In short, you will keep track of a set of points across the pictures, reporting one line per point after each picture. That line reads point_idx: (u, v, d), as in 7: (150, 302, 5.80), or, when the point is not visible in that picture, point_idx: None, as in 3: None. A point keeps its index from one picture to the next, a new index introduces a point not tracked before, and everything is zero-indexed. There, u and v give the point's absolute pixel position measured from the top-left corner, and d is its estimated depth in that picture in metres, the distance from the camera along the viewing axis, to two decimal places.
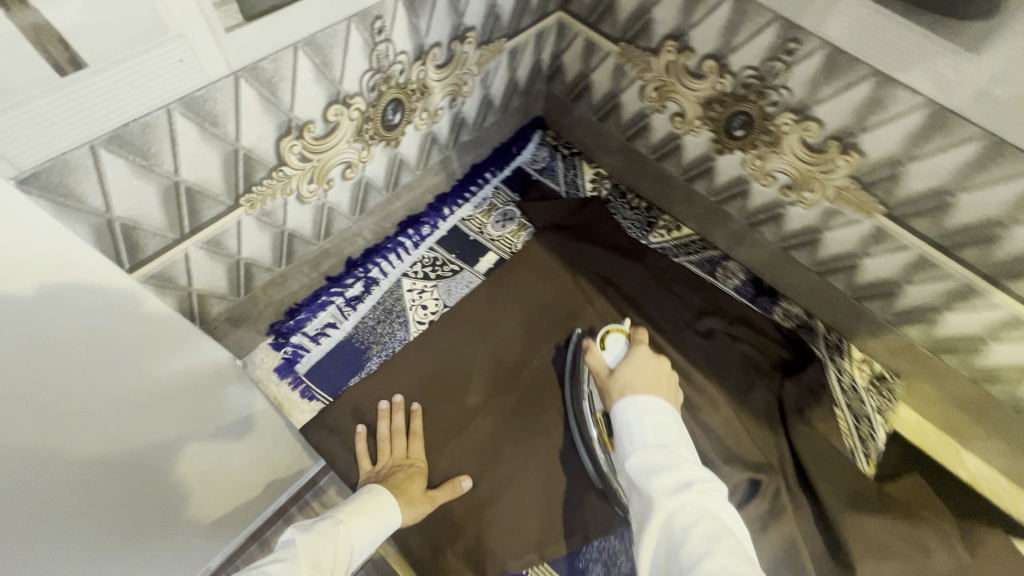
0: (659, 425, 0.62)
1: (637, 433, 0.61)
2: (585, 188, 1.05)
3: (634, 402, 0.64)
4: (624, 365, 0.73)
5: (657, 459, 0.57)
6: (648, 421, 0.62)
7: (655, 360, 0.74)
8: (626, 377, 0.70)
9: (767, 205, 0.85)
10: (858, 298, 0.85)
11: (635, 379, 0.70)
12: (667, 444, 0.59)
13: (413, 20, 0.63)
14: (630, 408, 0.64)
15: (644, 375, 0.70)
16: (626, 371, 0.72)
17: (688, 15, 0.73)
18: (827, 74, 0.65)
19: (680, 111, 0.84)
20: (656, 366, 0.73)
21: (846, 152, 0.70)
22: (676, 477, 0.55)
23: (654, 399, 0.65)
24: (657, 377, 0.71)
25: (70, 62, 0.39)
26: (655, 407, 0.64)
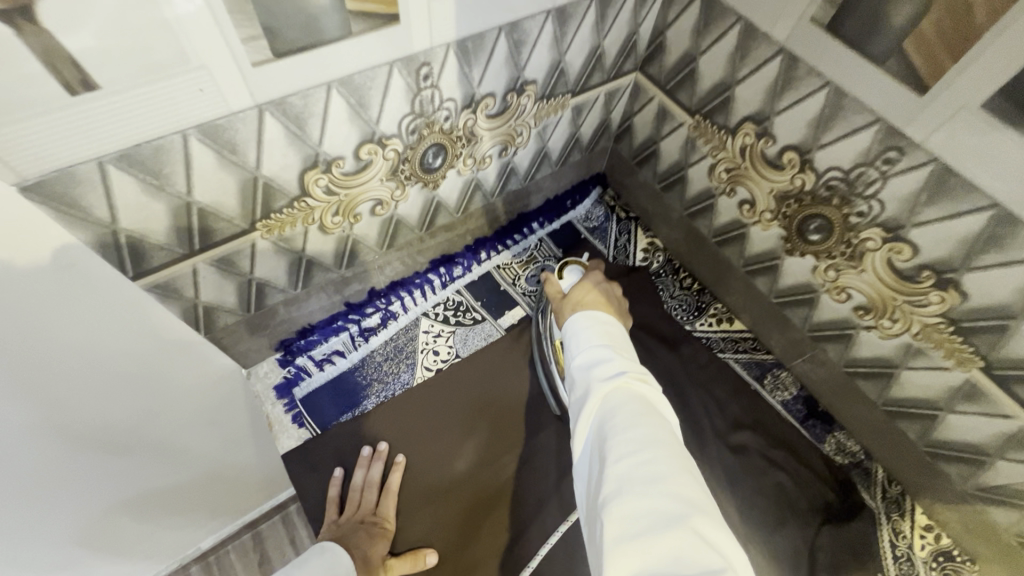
0: (606, 327, 0.58)
1: (581, 334, 0.58)
2: (635, 256, 0.98)
3: (584, 315, 0.59)
4: (576, 285, 0.67)
5: (597, 354, 0.54)
6: (597, 325, 0.57)
7: (608, 282, 0.68)
8: (579, 297, 0.64)
9: (836, 322, 0.73)
10: (933, 455, 0.70)
11: (588, 299, 0.64)
12: (610, 340, 0.56)
13: (465, 69, 0.60)
14: (581, 320, 0.59)
15: (597, 294, 0.65)
16: (578, 291, 0.66)
17: (774, 100, 0.64)
18: (930, 196, 0.54)
19: (750, 199, 0.75)
20: (609, 288, 0.67)
21: (941, 288, 0.58)
22: (611, 366, 0.52)
23: (605, 313, 0.60)
24: (610, 298, 0.65)
25: (82, 82, 0.38)
26: (604, 318, 0.58)
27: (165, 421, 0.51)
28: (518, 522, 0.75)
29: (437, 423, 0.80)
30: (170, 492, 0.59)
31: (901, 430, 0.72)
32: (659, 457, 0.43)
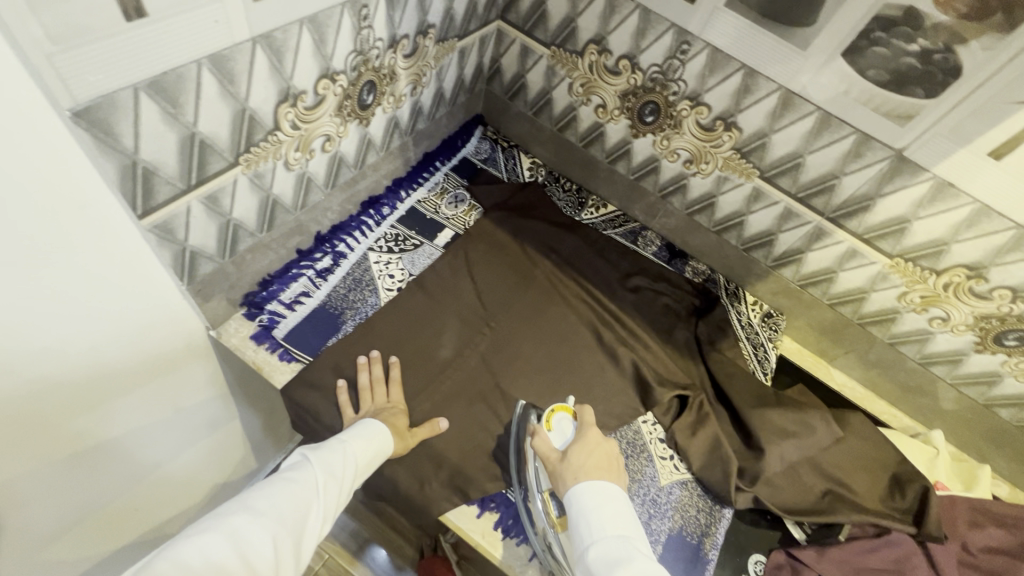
0: (612, 513, 0.70)
1: (594, 522, 0.69)
2: (524, 174, 1.21)
3: (591, 488, 0.72)
4: (576, 445, 0.79)
5: (619, 551, 0.65)
6: (609, 512, 0.70)
7: (604, 441, 0.81)
8: (579, 462, 0.77)
9: (674, 179, 1.05)
10: (747, 251, 1.07)
11: (587, 463, 0.76)
12: (625, 534, 0.68)
13: (390, 13, 0.75)
14: (590, 494, 0.72)
15: (596, 459, 0.77)
16: (578, 454, 0.78)
17: (606, 23, 0.92)
18: (711, 68, 0.86)
19: (603, 103, 1.03)
20: (605, 447, 0.79)
21: (729, 129, 0.91)
22: (635, 566, 0.62)
23: (609, 485, 0.73)
24: (607, 458, 0.78)
25: (135, 10, 0.46)
26: (610, 493, 0.73)
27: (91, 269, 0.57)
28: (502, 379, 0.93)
29: (414, 328, 0.94)
30: (88, 368, 0.63)
31: (727, 241, 1.08)
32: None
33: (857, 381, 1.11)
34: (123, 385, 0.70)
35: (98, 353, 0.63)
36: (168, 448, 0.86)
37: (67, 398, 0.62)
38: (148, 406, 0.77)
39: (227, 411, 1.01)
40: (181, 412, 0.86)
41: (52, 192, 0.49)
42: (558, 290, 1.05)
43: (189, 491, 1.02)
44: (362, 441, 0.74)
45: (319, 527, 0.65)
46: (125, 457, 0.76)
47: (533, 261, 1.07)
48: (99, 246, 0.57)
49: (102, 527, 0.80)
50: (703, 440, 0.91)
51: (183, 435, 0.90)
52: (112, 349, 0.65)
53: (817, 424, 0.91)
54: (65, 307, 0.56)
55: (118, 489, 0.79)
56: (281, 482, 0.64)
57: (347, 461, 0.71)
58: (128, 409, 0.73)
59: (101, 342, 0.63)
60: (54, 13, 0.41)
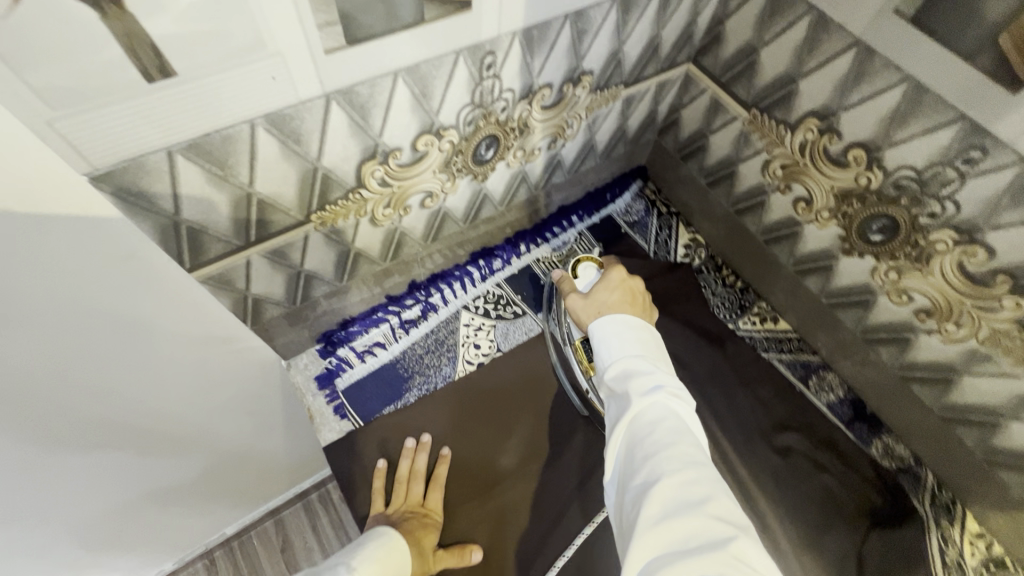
0: (635, 330, 0.56)
1: (610, 340, 0.56)
2: (676, 252, 0.96)
3: (611, 320, 0.57)
4: (598, 285, 0.62)
5: (631, 362, 0.53)
6: (632, 331, 0.56)
7: (629, 276, 0.63)
8: (603, 300, 0.60)
9: (893, 325, 0.71)
10: (991, 464, 0.69)
11: (611, 302, 0.60)
12: (650, 351, 0.55)
13: (527, 59, 0.58)
14: (610, 326, 0.57)
15: (620, 296, 0.60)
16: (599, 292, 0.61)
17: (844, 95, 0.62)
18: (1016, 199, 0.52)
19: (807, 197, 0.73)
20: (631, 284, 0.62)
21: (1018, 294, 0.56)
22: (649, 379, 0.51)
23: (634, 319, 0.57)
24: (634, 296, 0.62)
25: (159, 69, 0.37)
26: (635, 325, 0.57)
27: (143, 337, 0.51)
28: (561, 518, 0.73)
29: (481, 417, 0.79)
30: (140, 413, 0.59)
31: (957, 437, 0.71)
32: (705, 479, 0.42)
33: None
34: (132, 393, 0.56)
35: (85, 362, 0.48)
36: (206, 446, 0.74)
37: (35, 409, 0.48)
38: (170, 407, 0.63)
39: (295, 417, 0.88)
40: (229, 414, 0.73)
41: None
42: None
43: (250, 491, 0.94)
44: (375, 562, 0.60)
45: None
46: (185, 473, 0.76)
47: None
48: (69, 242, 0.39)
49: (122, 508, 0.72)
50: None
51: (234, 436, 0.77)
52: (111, 356, 0.50)
53: None
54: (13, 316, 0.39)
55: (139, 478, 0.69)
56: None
57: None
58: (142, 411, 0.59)
59: (92, 353, 0.48)
60: (48, 76, 0.33)
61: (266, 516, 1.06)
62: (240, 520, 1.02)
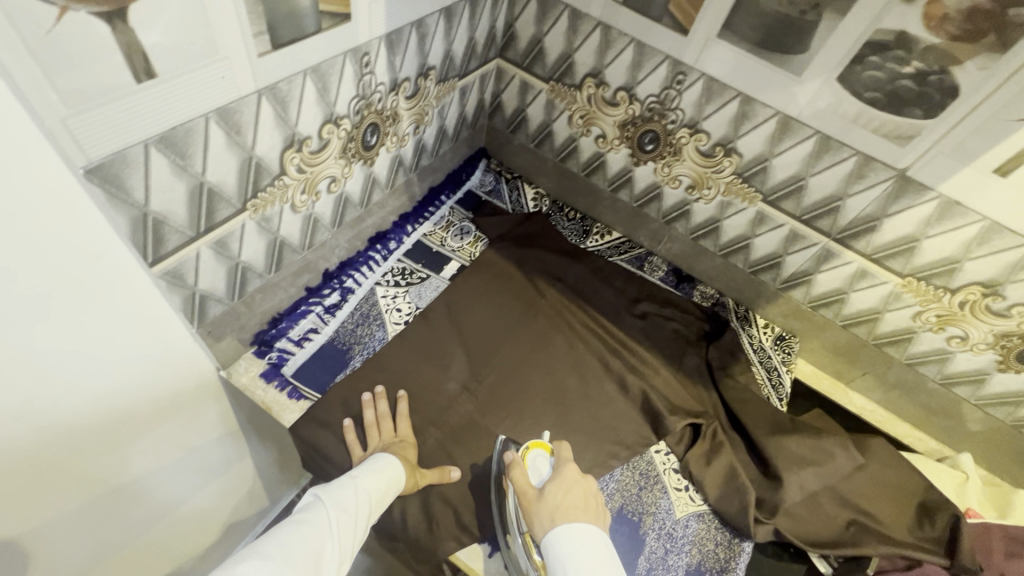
0: (591, 557, 0.66)
1: (571, 571, 0.64)
2: (528, 204, 1.22)
3: (568, 534, 0.68)
4: (552, 484, 0.74)
5: None
6: (586, 550, 0.66)
7: (582, 477, 0.76)
8: (554, 501, 0.72)
9: (677, 204, 1.06)
10: (755, 273, 1.06)
11: (564, 503, 0.72)
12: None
13: (391, 58, 0.78)
14: (568, 546, 0.66)
15: (574, 498, 0.73)
16: (555, 492, 0.73)
17: (602, 58, 0.94)
18: (707, 96, 0.87)
19: (602, 134, 1.04)
20: (584, 483, 0.76)
21: (729, 154, 0.92)
22: None
23: (585, 528, 0.69)
24: (585, 497, 0.74)
25: (146, 72, 0.48)
26: (586, 536, 0.68)
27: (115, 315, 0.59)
28: (510, 409, 0.92)
29: (422, 362, 0.94)
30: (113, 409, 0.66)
31: (734, 265, 1.08)
32: None
33: (878, 405, 1.08)
34: (108, 421, 0.65)
35: (84, 385, 0.59)
36: (156, 483, 0.81)
37: (42, 437, 0.57)
38: (134, 434, 0.71)
39: (232, 436, 0.98)
40: (181, 438, 0.82)
41: (42, 228, 0.47)
42: (565, 320, 1.05)
43: (184, 528, 0.97)
44: (372, 477, 0.73)
45: (335, 567, 0.59)
46: (145, 492, 0.79)
47: (540, 292, 1.07)
48: (83, 279, 0.53)
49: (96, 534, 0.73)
50: (719, 470, 0.88)
51: (177, 467, 0.85)
52: (94, 382, 0.61)
53: (834, 450, 0.88)
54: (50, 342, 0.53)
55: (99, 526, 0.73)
56: (294, 522, 0.59)
57: (359, 498, 0.69)
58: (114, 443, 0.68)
59: (86, 369, 0.59)
60: (68, 79, 0.43)
61: None
62: None
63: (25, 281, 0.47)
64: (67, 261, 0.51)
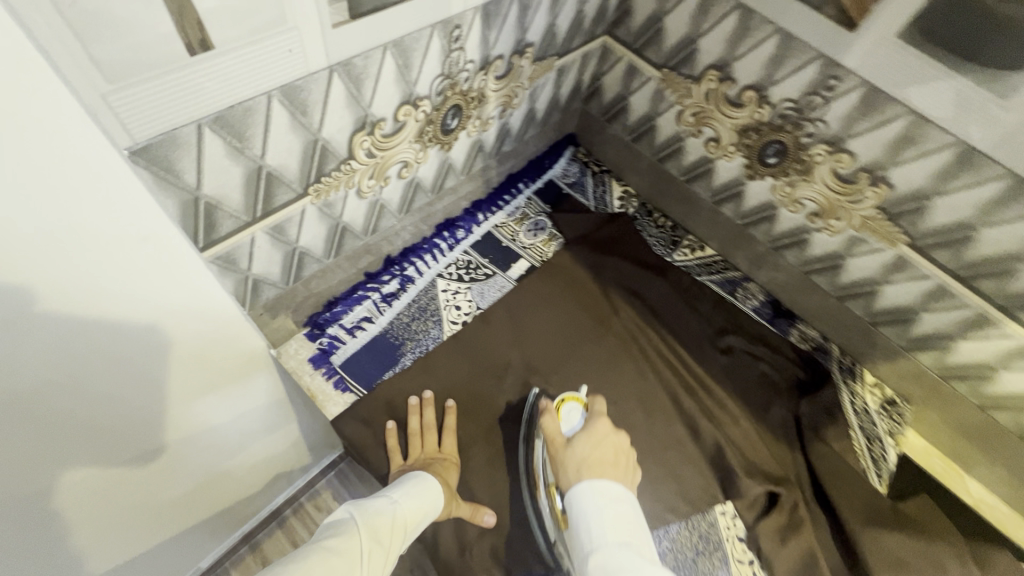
0: (618, 518, 0.63)
1: (596, 529, 0.62)
2: (613, 204, 1.09)
3: (593, 489, 0.65)
4: (582, 436, 0.72)
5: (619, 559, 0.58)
6: (613, 511, 0.63)
7: (613, 433, 0.74)
8: (582, 453, 0.70)
9: (792, 231, 0.89)
10: (875, 324, 0.89)
11: (594, 456, 0.70)
12: (630, 542, 0.61)
13: (485, 32, 0.67)
14: (592, 500, 0.64)
15: (603, 451, 0.71)
16: (584, 444, 0.71)
17: (734, 48, 0.78)
18: (863, 110, 0.70)
19: (716, 137, 0.89)
20: (615, 439, 0.73)
21: (875, 184, 0.74)
22: None
23: (612, 484, 0.66)
24: (615, 452, 0.71)
25: (201, 43, 0.41)
26: (613, 494, 0.65)
27: (162, 312, 0.53)
28: None
29: (475, 368, 0.87)
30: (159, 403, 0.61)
31: (849, 310, 0.91)
32: None
33: (1002, 499, 0.89)
34: (161, 409, 0.62)
35: (134, 378, 0.55)
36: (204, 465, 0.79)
37: (80, 433, 0.53)
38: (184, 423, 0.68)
39: (285, 415, 0.95)
40: (236, 420, 0.80)
41: (84, 222, 0.41)
42: (636, 344, 0.94)
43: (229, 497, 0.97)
44: (412, 500, 0.68)
45: None
46: (191, 474, 0.77)
47: (613, 308, 0.96)
48: (137, 273, 0.48)
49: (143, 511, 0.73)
50: (794, 552, 0.76)
51: (230, 447, 0.83)
52: (144, 374, 0.57)
53: (949, 565, 0.73)
54: (86, 345, 0.48)
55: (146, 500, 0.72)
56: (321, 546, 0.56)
57: (394, 524, 0.64)
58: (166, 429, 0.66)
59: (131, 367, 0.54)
60: (108, 49, 0.36)
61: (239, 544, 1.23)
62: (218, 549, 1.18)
63: (65, 280, 0.42)
64: (112, 257, 0.44)
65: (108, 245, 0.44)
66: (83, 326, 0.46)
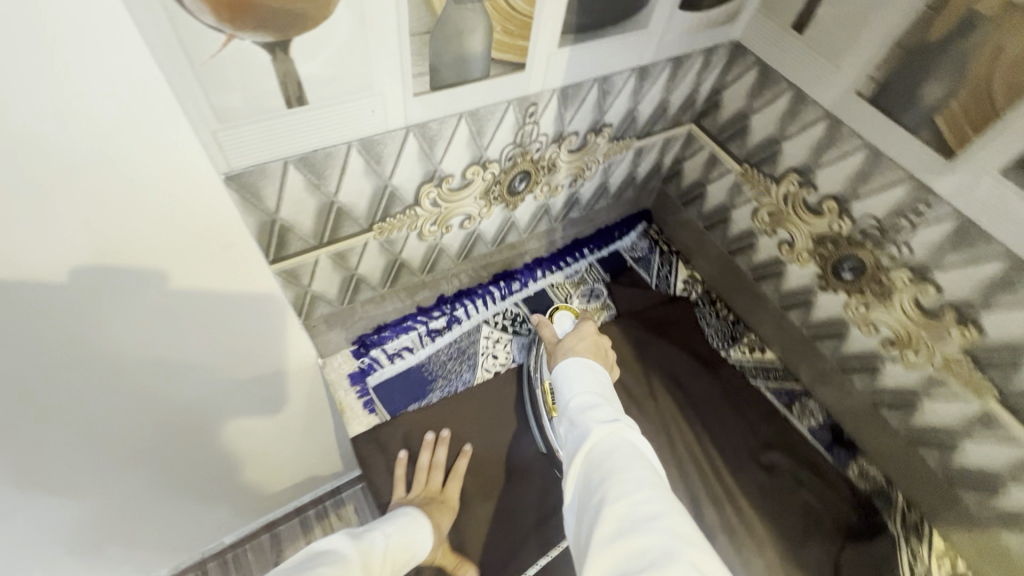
0: (595, 377, 0.64)
1: (573, 382, 0.63)
2: (675, 286, 1.07)
3: (575, 363, 0.66)
4: (569, 333, 0.73)
5: (589, 401, 0.59)
6: (590, 373, 0.64)
7: (598, 333, 0.74)
8: (569, 344, 0.71)
9: (863, 354, 0.82)
10: (950, 482, 0.77)
11: (579, 347, 0.70)
12: (603, 395, 0.61)
13: (561, 111, 0.71)
14: (574, 367, 0.65)
15: (586, 344, 0.70)
16: (570, 339, 0.72)
17: (818, 156, 0.75)
18: (954, 243, 0.64)
19: (790, 240, 0.85)
20: (598, 338, 0.72)
21: (962, 325, 0.66)
22: (607, 414, 0.57)
23: (592, 363, 0.66)
24: (598, 348, 0.71)
25: (297, 100, 0.49)
26: (592, 369, 0.65)
27: (214, 310, 0.54)
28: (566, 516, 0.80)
29: (494, 417, 0.89)
30: (195, 387, 0.62)
31: (921, 457, 0.80)
32: (657, 499, 0.47)
33: None
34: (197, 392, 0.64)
35: (177, 359, 0.56)
36: (231, 443, 0.80)
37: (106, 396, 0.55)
38: (218, 410, 0.70)
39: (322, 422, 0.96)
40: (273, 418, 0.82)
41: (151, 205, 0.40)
42: (667, 436, 0.89)
43: (251, 485, 0.98)
44: (400, 536, 0.69)
45: None
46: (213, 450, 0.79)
47: (650, 392, 0.93)
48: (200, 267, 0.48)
49: (153, 474, 0.74)
50: None
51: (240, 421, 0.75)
52: (186, 359, 0.57)
53: None
54: (137, 319, 0.49)
55: (154, 454, 0.70)
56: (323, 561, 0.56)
57: (384, 559, 0.64)
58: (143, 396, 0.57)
59: (183, 348, 0.56)
60: (223, 99, 0.45)
61: (263, 530, 1.21)
62: (240, 531, 1.15)
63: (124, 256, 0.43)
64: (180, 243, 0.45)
65: (141, 182, 0.39)
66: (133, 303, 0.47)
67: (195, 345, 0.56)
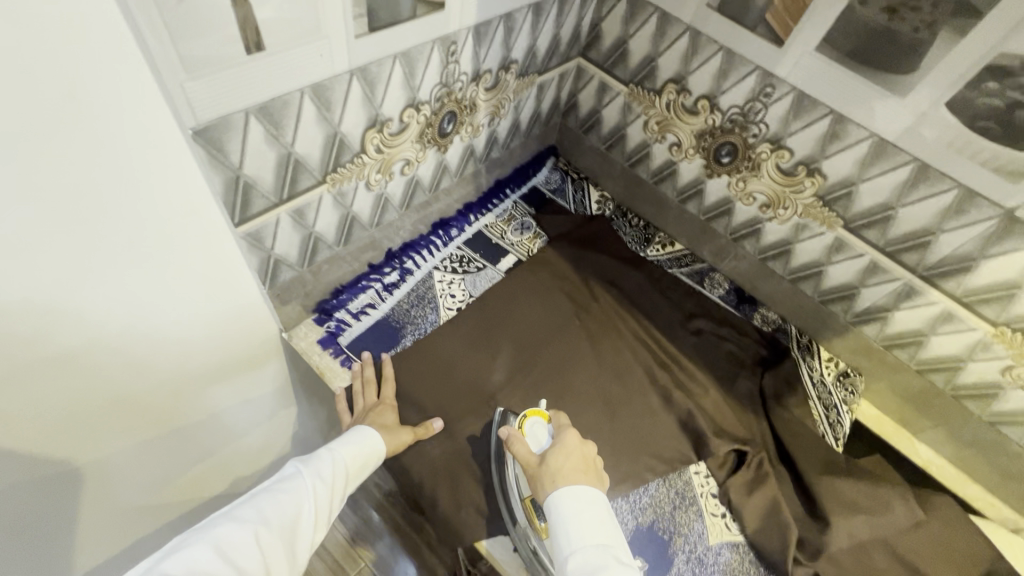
0: (592, 521, 0.67)
1: (574, 531, 0.66)
2: (591, 207, 1.21)
3: (571, 497, 0.68)
4: (553, 449, 0.75)
5: (597, 563, 0.62)
6: (588, 514, 0.67)
7: (582, 442, 0.78)
8: (557, 464, 0.73)
9: (748, 222, 1.02)
10: (824, 303, 1.00)
11: (566, 464, 0.73)
12: (606, 543, 0.65)
13: (476, 48, 0.79)
14: (569, 505, 0.68)
15: (574, 462, 0.74)
16: (556, 456, 0.74)
17: (687, 64, 0.91)
18: (795, 112, 0.83)
19: (678, 141, 1.02)
20: (583, 449, 0.77)
21: (811, 175, 0.87)
22: None
23: (586, 489, 0.70)
24: (585, 462, 0.75)
25: (255, 45, 0.52)
26: (588, 497, 0.69)
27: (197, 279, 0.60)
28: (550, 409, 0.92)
29: (467, 345, 0.95)
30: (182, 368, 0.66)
31: (802, 291, 1.02)
32: None
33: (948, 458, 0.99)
34: (187, 376, 0.68)
35: (171, 336, 0.61)
36: (220, 439, 0.82)
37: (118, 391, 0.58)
38: (204, 395, 0.73)
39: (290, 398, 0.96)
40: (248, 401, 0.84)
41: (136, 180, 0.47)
42: (615, 327, 1.03)
43: None
44: (351, 447, 0.77)
45: (311, 530, 0.66)
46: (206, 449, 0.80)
47: (593, 295, 1.06)
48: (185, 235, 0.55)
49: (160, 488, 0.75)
50: (759, 502, 0.86)
51: (203, 411, 0.75)
52: (177, 338, 0.62)
53: (892, 500, 0.86)
54: (136, 298, 0.54)
55: (156, 467, 0.71)
56: (268, 491, 0.65)
57: (338, 469, 0.74)
58: (101, 383, 0.56)
59: (174, 324, 0.61)
60: (189, 47, 0.47)
61: None
62: None
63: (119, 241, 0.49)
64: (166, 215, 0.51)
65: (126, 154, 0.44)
66: (134, 282, 0.53)
67: (182, 319, 0.61)
